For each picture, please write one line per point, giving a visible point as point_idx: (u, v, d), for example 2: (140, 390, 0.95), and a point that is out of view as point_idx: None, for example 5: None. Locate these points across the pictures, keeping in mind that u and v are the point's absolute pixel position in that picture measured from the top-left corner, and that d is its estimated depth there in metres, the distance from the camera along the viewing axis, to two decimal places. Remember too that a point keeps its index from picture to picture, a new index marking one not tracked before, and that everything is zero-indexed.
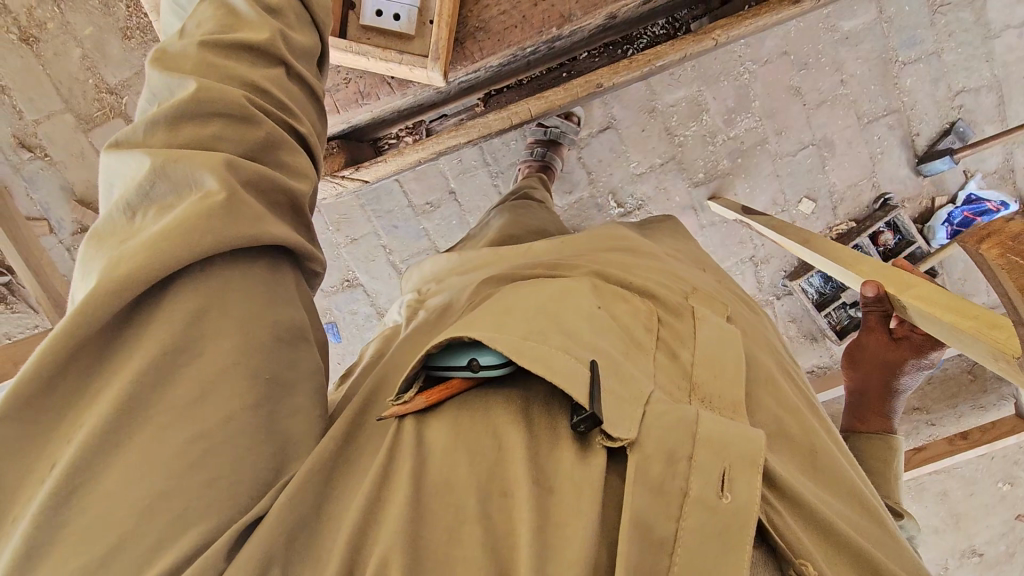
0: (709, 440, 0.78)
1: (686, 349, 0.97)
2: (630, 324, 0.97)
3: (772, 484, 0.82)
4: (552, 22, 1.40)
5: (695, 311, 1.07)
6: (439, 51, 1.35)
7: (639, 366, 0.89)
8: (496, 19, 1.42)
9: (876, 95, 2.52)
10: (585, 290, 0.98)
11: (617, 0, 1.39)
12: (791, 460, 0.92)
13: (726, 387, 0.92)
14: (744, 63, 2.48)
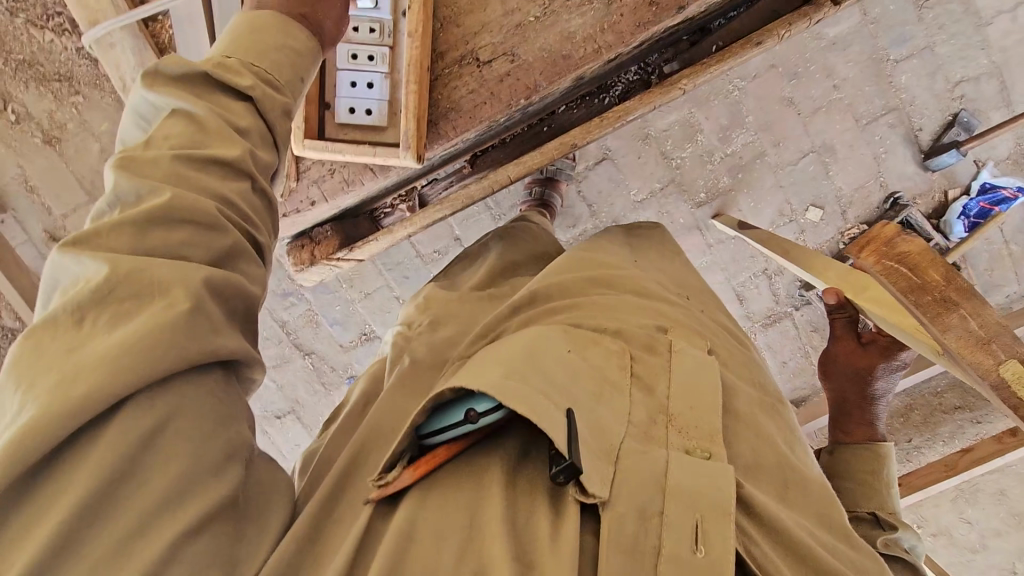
0: (682, 490, 0.85)
1: (662, 383, 1.01)
2: (603, 364, 1.01)
3: (746, 511, 0.88)
4: (520, 93, 1.51)
5: (671, 345, 1.08)
6: (411, 140, 1.45)
7: (615, 408, 0.94)
8: (467, 98, 1.52)
9: (872, 96, 2.48)
10: (561, 336, 1.03)
11: (579, 65, 1.48)
12: (769, 484, 0.97)
13: (704, 416, 0.97)
14: (732, 81, 2.47)
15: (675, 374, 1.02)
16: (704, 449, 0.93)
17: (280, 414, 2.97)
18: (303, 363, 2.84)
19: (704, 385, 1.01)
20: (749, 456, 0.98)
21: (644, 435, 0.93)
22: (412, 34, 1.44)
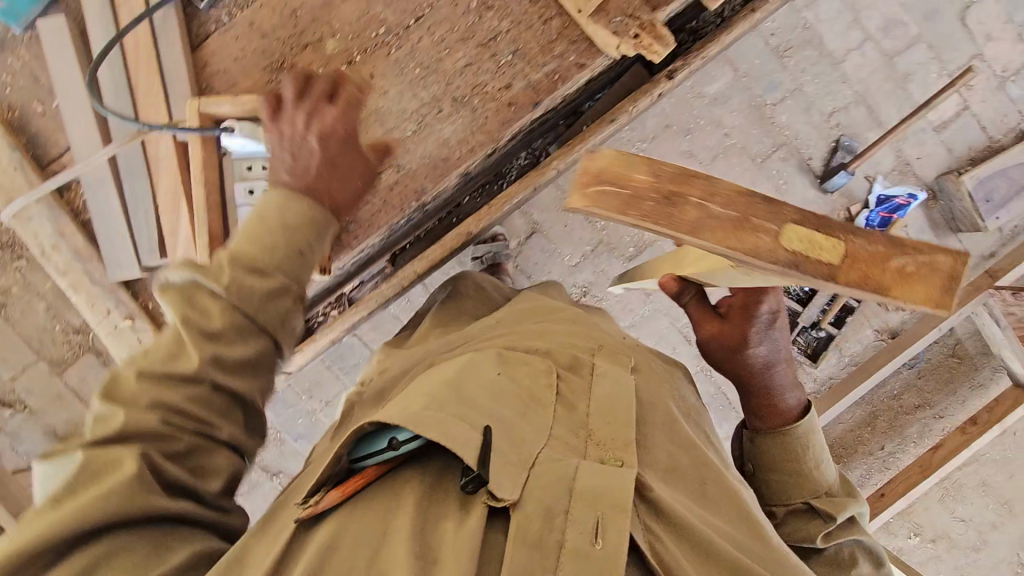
0: (586, 491, 0.83)
1: (583, 400, 1.00)
2: (529, 381, 1.01)
3: (657, 516, 0.89)
4: (411, 196, 1.27)
5: (595, 364, 1.07)
6: None
7: (535, 426, 0.92)
8: (360, 205, 1.27)
9: (760, 137, 2.73)
10: (491, 360, 1.03)
11: (462, 158, 1.27)
12: (682, 490, 0.99)
13: (622, 428, 0.96)
14: (635, 145, 2.69)
15: (595, 393, 1.02)
16: (616, 454, 0.92)
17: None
18: (274, 484, 2.76)
19: (623, 396, 1.02)
20: (662, 461, 1.00)
21: (562, 443, 0.92)
22: None
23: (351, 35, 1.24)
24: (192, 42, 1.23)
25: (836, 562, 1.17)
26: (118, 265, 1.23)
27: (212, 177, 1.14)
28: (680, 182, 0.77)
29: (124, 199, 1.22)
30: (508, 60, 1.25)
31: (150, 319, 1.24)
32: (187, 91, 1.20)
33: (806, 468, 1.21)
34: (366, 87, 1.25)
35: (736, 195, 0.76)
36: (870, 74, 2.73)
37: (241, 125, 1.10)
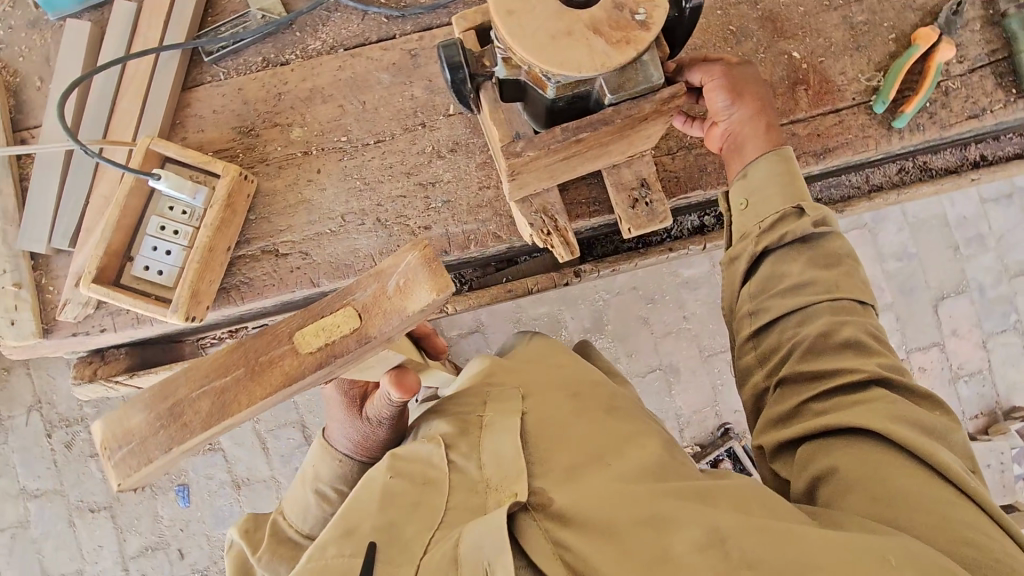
0: (464, 557, 0.83)
1: (473, 459, 1.02)
2: (424, 470, 1.02)
3: (561, 523, 0.90)
4: (303, 284, 1.37)
5: (482, 420, 1.09)
6: (181, 302, 1.23)
7: (431, 508, 0.96)
8: (258, 273, 1.36)
9: (714, 333, 2.74)
10: (385, 463, 1.05)
11: (361, 269, 1.37)
12: (610, 509, 0.90)
13: (508, 463, 0.99)
14: (599, 293, 2.70)
15: (483, 452, 1.03)
16: (504, 489, 0.95)
17: (94, 509, 2.72)
18: None
19: (512, 439, 1.03)
20: (560, 467, 1.00)
21: (462, 517, 0.94)
22: (209, 223, 1.26)
23: (316, 131, 1.40)
24: (186, 84, 1.40)
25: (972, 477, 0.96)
26: (29, 237, 1.34)
27: (134, 202, 1.26)
28: (240, 396, 0.78)
29: (65, 184, 1.35)
30: (437, 206, 1.39)
31: (35, 293, 1.33)
32: (157, 123, 1.35)
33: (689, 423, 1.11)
34: (309, 179, 1.39)
35: (223, 359, 0.79)
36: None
37: (169, 175, 1.24)
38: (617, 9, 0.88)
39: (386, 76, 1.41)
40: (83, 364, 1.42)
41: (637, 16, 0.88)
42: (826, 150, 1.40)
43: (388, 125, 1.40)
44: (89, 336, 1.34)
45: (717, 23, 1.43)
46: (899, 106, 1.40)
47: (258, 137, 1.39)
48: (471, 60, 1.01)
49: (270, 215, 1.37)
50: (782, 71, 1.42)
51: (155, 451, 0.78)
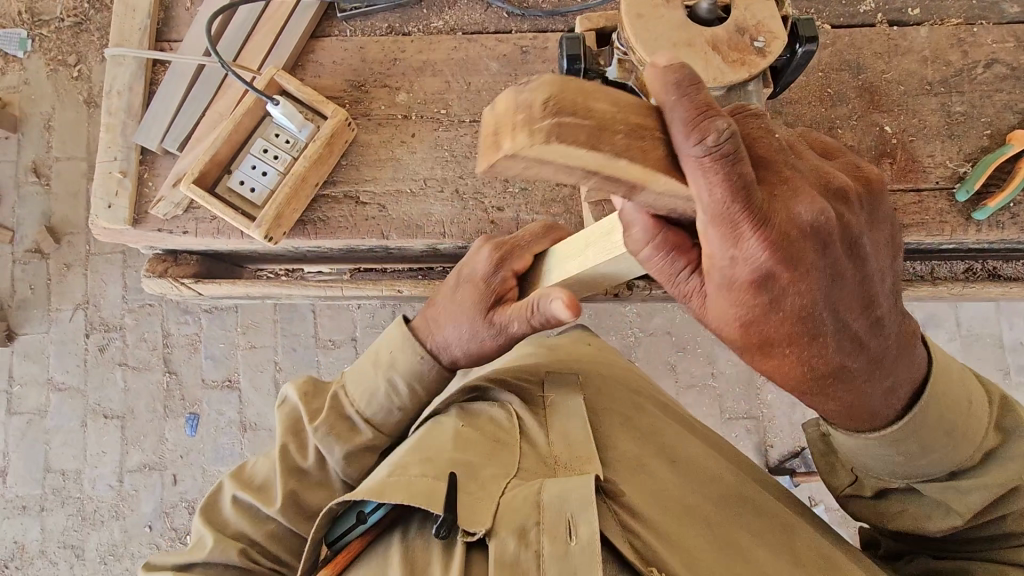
0: (553, 502, 1.01)
1: (542, 432, 1.19)
2: (493, 429, 1.19)
3: (632, 515, 1.08)
4: (373, 234, 1.44)
5: (548, 399, 1.26)
6: (265, 220, 1.31)
7: (505, 462, 1.12)
8: (337, 214, 1.45)
9: (739, 397, 2.69)
10: (455, 416, 1.21)
11: (429, 232, 1.44)
12: (669, 505, 1.14)
13: (581, 444, 1.16)
14: (632, 329, 2.71)
15: (555, 424, 1.20)
16: (578, 468, 1.12)
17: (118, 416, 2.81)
18: (159, 378, 2.80)
19: (578, 422, 1.20)
20: (627, 457, 1.20)
21: (532, 473, 1.12)
22: (307, 156, 1.35)
23: (419, 99, 1.49)
24: (316, 33, 1.53)
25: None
26: (145, 133, 1.46)
27: (246, 122, 1.37)
28: (770, 181, 0.76)
29: (188, 95, 1.47)
30: (513, 191, 1.45)
31: (136, 184, 1.44)
32: (283, 60, 1.47)
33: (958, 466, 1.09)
34: (403, 140, 1.48)
35: (791, 177, 0.78)
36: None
37: (287, 104, 1.34)
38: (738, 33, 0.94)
39: (495, 65, 1.51)
40: (156, 261, 1.52)
41: (756, 44, 0.94)
42: (901, 225, 1.42)
43: (486, 108, 1.49)
44: (171, 235, 1.44)
45: (816, 83, 1.48)
46: (983, 199, 1.41)
47: (367, 92, 1.50)
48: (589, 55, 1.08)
49: (360, 164, 1.47)
50: (871, 141, 1.46)
51: (716, 171, 0.68)
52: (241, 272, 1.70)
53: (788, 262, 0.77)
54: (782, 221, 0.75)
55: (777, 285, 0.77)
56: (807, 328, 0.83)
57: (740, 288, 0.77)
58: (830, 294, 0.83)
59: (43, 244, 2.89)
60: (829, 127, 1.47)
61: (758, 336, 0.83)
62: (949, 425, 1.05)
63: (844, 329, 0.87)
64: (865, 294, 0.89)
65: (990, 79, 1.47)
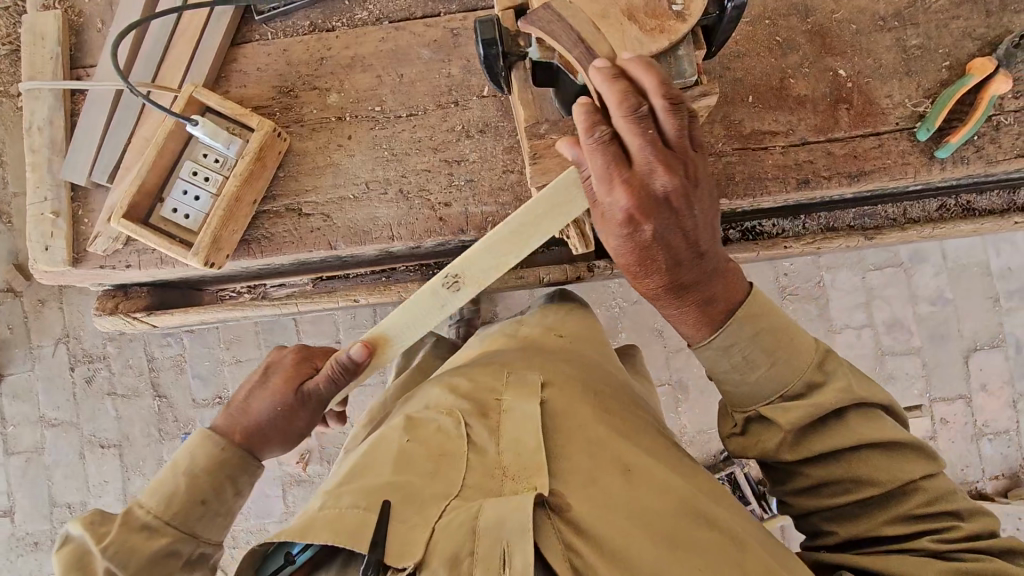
0: (488, 525, 0.97)
1: (494, 440, 1.14)
2: (441, 443, 1.15)
3: (576, 531, 1.02)
4: (320, 246, 1.40)
5: (499, 408, 1.21)
6: (202, 246, 1.27)
7: (449, 478, 1.08)
8: (281, 229, 1.40)
9: None
10: (402, 432, 1.18)
11: (377, 237, 1.40)
12: (617, 516, 1.06)
13: (529, 451, 1.11)
14: (616, 300, 2.68)
15: (502, 433, 1.15)
16: (525, 482, 1.07)
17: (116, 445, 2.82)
18: (150, 403, 2.79)
19: (529, 427, 1.15)
20: (577, 465, 1.12)
21: (473, 490, 1.07)
22: (237, 174, 1.30)
23: (352, 98, 1.43)
24: (236, 39, 1.44)
25: (874, 492, 1.03)
26: (71, 169, 1.40)
27: (171, 146, 1.31)
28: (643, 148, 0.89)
29: (111, 122, 1.41)
30: (460, 184, 1.40)
31: (71, 224, 1.40)
32: (204, 74, 1.40)
33: (777, 398, 1.05)
34: (340, 144, 1.42)
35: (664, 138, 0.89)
36: (857, 359, 2.74)
37: (207, 123, 1.28)
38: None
39: (427, 52, 1.43)
40: (106, 298, 1.48)
41: (673, 9, 0.91)
42: (861, 173, 1.37)
43: (423, 99, 1.42)
44: (115, 270, 1.40)
45: (764, 33, 1.41)
46: (945, 136, 1.35)
47: (297, 97, 1.43)
48: (506, 38, 1.02)
49: (299, 175, 1.41)
50: (826, 87, 1.39)
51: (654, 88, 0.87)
52: (200, 295, 1.67)
53: (651, 194, 0.91)
54: (649, 168, 0.90)
55: (644, 220, 0.92)
56: (658, 250, 0.95)
57: (614, 217, 0.93)
58: (682, 220, 0.94)
59: (15, 283, 2.84)
60: (782, 77, 1.40)
61: (623, 245, 0.96)
62: (754, 355, 1.03)
63: (689, 255, 0.97)
64: (697, 233, 0.96)
65: (946, 6, 1.39)
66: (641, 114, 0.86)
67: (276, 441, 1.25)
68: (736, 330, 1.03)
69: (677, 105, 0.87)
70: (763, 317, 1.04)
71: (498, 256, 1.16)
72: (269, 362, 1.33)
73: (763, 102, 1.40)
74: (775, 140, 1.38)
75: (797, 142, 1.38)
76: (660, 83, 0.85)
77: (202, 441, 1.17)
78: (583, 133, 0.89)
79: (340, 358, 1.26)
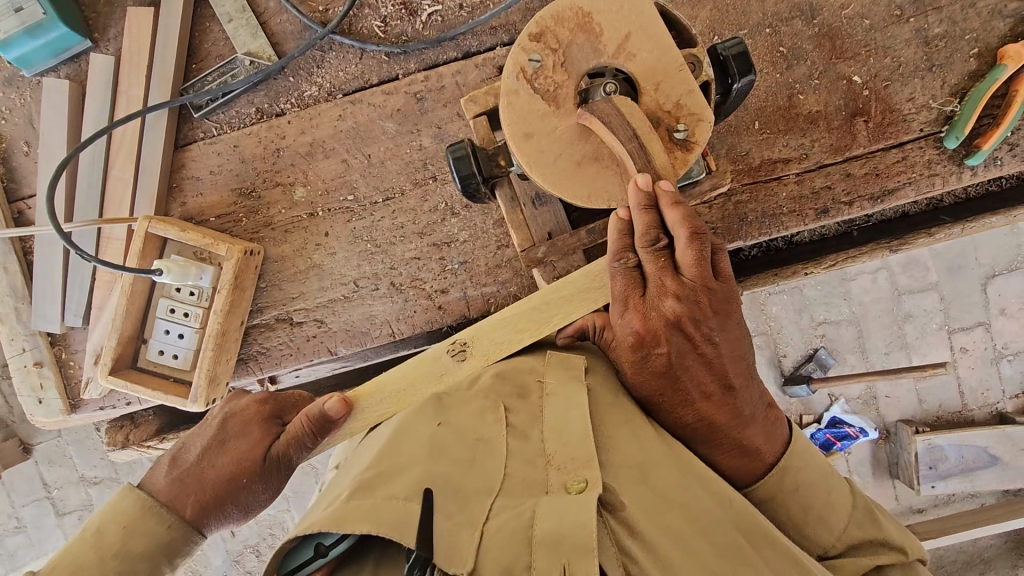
0: (547, 536, 0.72)
1: (537, 427, 0.88)
2: (476, 426, 0.88)
3: (629, 530, 0.79)
4: (320, 355, 1.31)
5: (544, 386, 0.92)
6: (200, 392, 1.21)
7: (487, 471, 0.82)
8: (277, 345, 1.31)
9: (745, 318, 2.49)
10: (428, 411, 0.90)
11: (377, 337, 1.30)
12: (673, 519, 0.81)
13: (578, 442, 0.82)
14: None
15: (546, 415, 0.88)
16: (575, 474, 0.79)
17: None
18: None
19: (578, 411, 0.86)
20: (631, 459, 0.84)
21: (519, 488, 0.81)
22: (219, 308, 1.21)
23: (320, 190, 1.29)
24: (178, 143, 1.30)
25: None
26: (42, 316, 1.31)
27: (140, 285, 1.22)
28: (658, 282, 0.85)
29: (68, 262, 1.31)
30: (454, 268, 1.28)
31: (57, 369, 1.32)
32: (153, 193, 1.27)
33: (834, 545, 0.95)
34: (318, 244, 1.29)
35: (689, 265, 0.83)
36: (875, 303, 2.47)
37: (169, 267, 1.16)
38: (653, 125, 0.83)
39: (391, 124, 1.27)
40: (115, 430, 1.44)
41: (676, 136, 0.82)
42: (885, 192, 1.23)
43: (397, 179, 1.28)
44: (115, 410, 1.34)
45: (765, 44, 1.25)
46: (976, 140, 1.22)
47: (261, 199, 1.30)
48: (482, 164, 0.95)
49: (281, 282, 1.30)
50: (840, 100, 1.24)
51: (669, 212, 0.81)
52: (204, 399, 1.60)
53: (663, 317, 0.84)
54: (659, 293, 0.85)
55: (656, 344, 0.86)
56: (673, 379, 0.88)
57: (625, 338, 0.87)
58: (701, 349, 0.87)
59: None
60: (789, 94, 1.24)
61: (637, 372, 0.90)
62: (790, 512, 0.96)
63: (709, 388, 0.89)
64: (723, 364, 0.88)
65: None
66: (658, 249, 0.83)
67: (231, 517, 0.95)
68: (776, 482, 0.95)
69: (702, 237, 0.82)
70: (802, 469, 0.96)
71: (512, 337, 1.02)
72: (227, 413, 1.01)
73: (771, 126, 1.25)
74: (788, 168, 1.25)
75: (813, 167, 1.24)
76: (685, 214, 0.81)
77: (152, 514, 0.86)
78: (610, 255, 0.87)
79: (314, 410, 0.99)
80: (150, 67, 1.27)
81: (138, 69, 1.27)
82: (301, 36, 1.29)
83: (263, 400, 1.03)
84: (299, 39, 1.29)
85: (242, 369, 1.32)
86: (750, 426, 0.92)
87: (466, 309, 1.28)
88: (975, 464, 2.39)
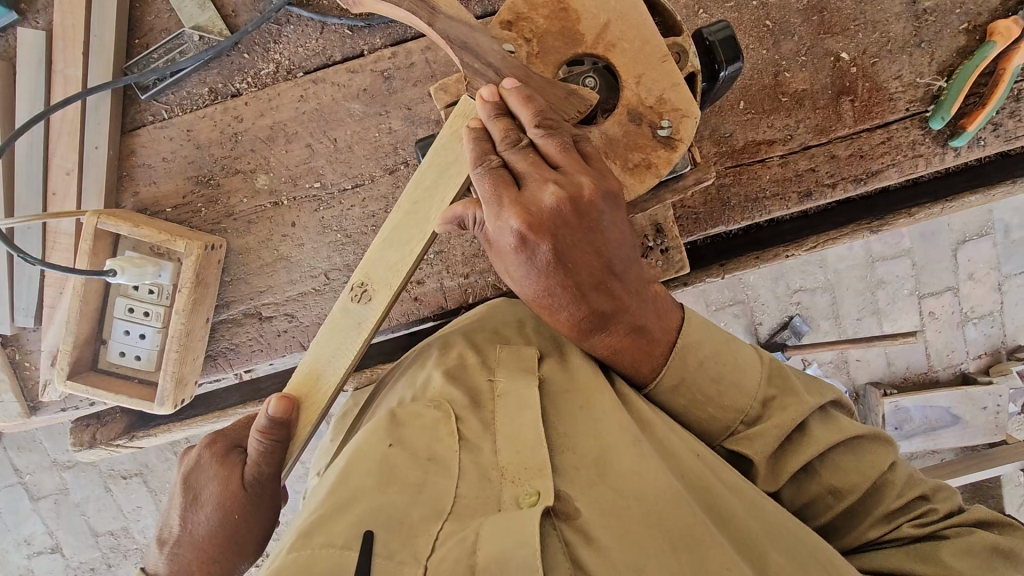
0: (492, 561, 0.65)
1: (488, 438, 0.80)
2: (428, 443, 0.80)
3: (585, 539, 0.71)
4: (292, 349, 1.26)
5: (496, 390, 0.86)
6: (167, 393, 1.16)
7: (438, 492, 0.74)
8: (247, 339, 1.26)
9: (722, 287, 2.50)
10: (380, 431, 0.82)
11: None
12: (633, 517, 0.73)
13: (530, 449, 0.77)
14: None
15: (498, 426, 0.81)
16: (527, 488, 0.74)
17: (124, 477, 2.57)
18: None
19: (530, 412, 0.81)
20: (586, 456, 0.79)
21: (470, 509, 0.73)
22: (181, 308, 1.14)
23: (284, 177, 1.21)
24: (125, 127, 1.21)
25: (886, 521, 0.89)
26: None
27: (93, 285, 1.15)
28: (536, 168, 0.79)
29: (18, 261, 1.23)
30: (428, 257, 1.23)
31: (12, 372, 1.25)
32: (101, 184, 1.18)
33: (754, 407, 0.88)
34: (285, 234, 1.22)
35: (556, 148, 0.80)
36: (849, 270, 2.49)
37: (124, 267, 1.08)
38: (635, 120, 0.86)
39: (357, 105, 1.19)
40: (81, 430, 1.39)
41: (662, 132, 0.85)
42: (869, 174, 1.21)
43: (366, 165, 1.20)
44: (79, 411, 1.29)
45: (752, 18, 1.19)
46: (962, 119, 1.19)
47: (220, 186, 1.21)
48: None
49: (246, 276, 1.24)
50: (827, 78, 1.19)
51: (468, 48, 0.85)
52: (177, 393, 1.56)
53: (544, 210, 0.77)
54: (539, 184, 0.79)
55: (541, 238, 0.78)
56: (563, 271, 0.80)
57: (506, 243, 0.79)
58: (587, 237, 0.80)
59: None
60: (775, 72, 1.19)
61: (527, 276, 0.81)
62: (702, 388, 0.88)
63: (596, 277, 0.82)
64: (607, 251, 0.82)
65: None
66: (521, 147, 0.80)
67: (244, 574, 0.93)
68: (679, 364, 0.88)
69: (555, 125, 0.81)
70: (705, 343, 0.89)
71: (400, 252, 0.95)
72: (214, 461, 0.95)
73: (755, 107, 1.20)
74: (772, 150, 1.21)
75: (797, 149, 1.21)
76: (529, 103, 0.80)
77: None
78: (472, 163, 0.81)
79: (261, 424, 0.92)
80: (87, 43, 1.15)
81: (74, 46, 1.15)
82: (254, 7, 1.18)
83: (211, 442, 0.96)
84: (252, 11, 1.18)
85: (210, 365, 1.27)
86: (640, 311, 0.85)
87: (444, 300, 1.23)
88: (938, 423, 2.49)
